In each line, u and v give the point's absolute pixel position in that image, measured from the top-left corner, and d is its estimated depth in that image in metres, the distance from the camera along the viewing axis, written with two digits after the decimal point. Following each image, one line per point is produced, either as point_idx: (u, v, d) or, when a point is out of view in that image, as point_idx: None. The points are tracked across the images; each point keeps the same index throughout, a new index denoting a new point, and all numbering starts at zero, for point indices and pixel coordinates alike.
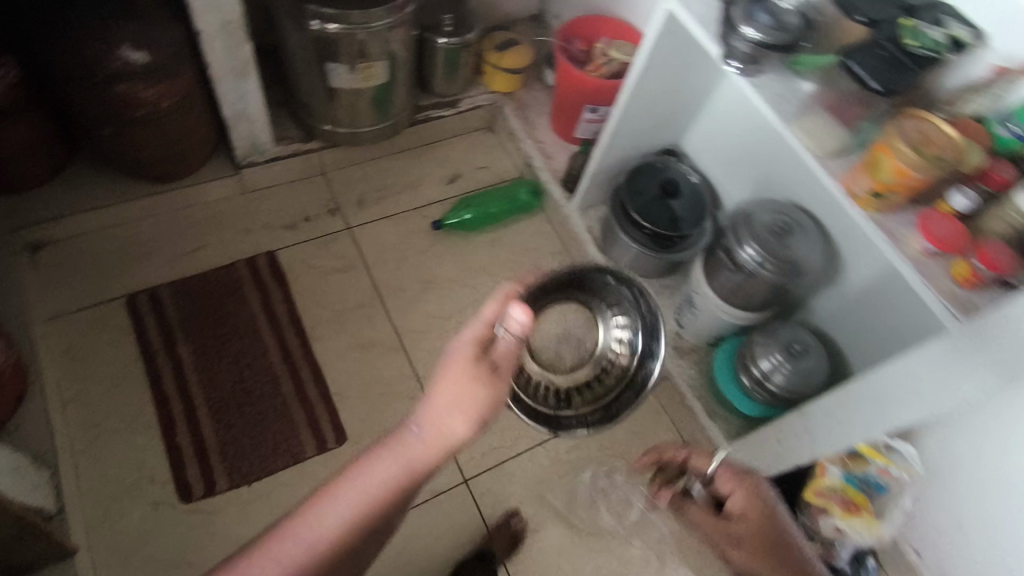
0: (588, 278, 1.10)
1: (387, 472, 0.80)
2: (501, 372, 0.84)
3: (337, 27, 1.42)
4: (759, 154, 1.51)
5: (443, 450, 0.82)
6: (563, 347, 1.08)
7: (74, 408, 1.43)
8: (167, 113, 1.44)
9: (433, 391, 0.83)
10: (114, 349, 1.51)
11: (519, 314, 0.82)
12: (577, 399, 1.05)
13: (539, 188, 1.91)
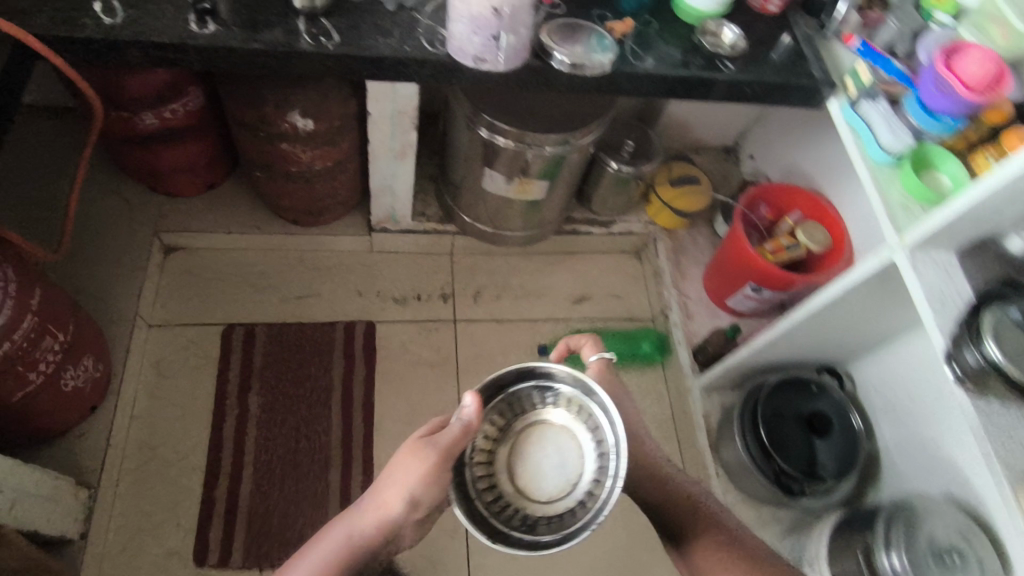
0: (523, 400, 0.86)
1: (339, 539, 0.87)
2: (446, 455, 0.80)
3: (507, 141, 1.31)
4: (947, 432, 1.20)
5: (385, 522, 0.87)
6: (546, 478, 0.81)
7: (137, 426, 1.43)
8: (318, 174, 1.41)
9: (384, 475, 0.88)
10: (197, 374, 1.51)
11: (468, 403, 0.80)
12: (544, 526, 0.78)
13: (666, 344, 1.70)
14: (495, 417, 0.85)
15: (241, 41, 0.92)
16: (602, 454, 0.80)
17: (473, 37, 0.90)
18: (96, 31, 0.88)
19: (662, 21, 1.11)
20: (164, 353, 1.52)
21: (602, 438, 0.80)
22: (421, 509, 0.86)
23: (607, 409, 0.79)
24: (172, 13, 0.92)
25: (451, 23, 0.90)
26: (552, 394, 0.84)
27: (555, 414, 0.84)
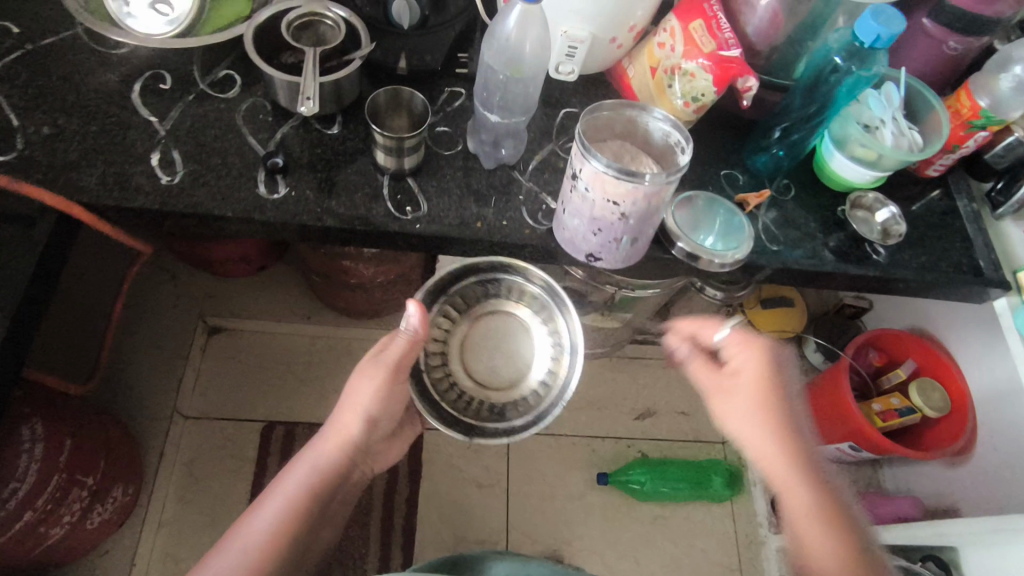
0: (464, 297, 0.86)
1: (302, 471, 0.81)
2: (395, 370, 0.79)
3: (593, 280, 1.16)
4: None
5: (345, 447, 0.83)
6: (506, 367, 0.87)
7: (164, 535, 1.32)
8: (379, 286, 1.28)
9: (340, 406, 0.84)
10: (231, 477, 1.38)
11: (412, 313, 0.77)
12: (513, 410, 0.83)
13: (739, 481, 1.54)
14: (444, 319, 0.86)
15: (316, 209, 0.78)
16: (554, 348, 0.85)
17: (591, 236, 0.74)
18: (151, 194, 0.76)
19: (801, 186, 0.93)
20: (197, 453, 1.39)
21: (556, 334, 0.85)
22: (377, 423, 0.86)
23: (569, 312, 0.83)
24: (239, 170, 0.79)
25: (566, 218, 0.76)
26: (492, 287, 0.86)
27: (488, 311, 0.89)
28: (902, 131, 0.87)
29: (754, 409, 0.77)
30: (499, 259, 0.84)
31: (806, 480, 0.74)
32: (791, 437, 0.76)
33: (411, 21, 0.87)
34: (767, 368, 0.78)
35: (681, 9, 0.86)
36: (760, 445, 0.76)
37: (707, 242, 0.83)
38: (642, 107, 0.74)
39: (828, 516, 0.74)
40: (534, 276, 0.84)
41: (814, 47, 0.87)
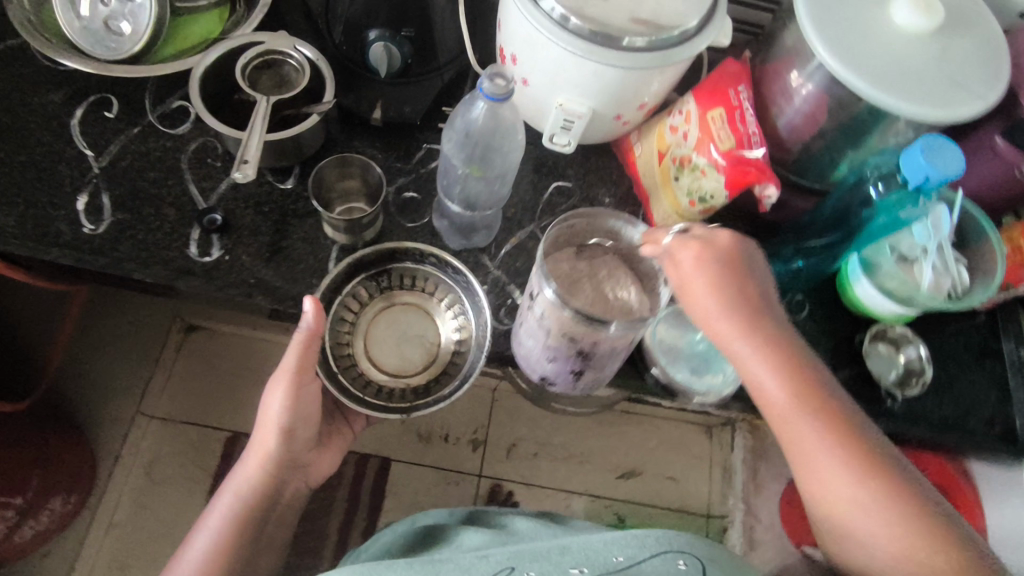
0: (358, 293, 0.74)
1: (228, 501, 0.72)
2: (300, 372, 0.66)
3: None
4: None
5: (267, 468, 0.72)
6: (420, 343, 0.75)
7: (112, 538, 1.28)
8: None
9: (255, 428, 0.72)
10: (187, 488, 1.33)
11: (306, 312, 0.62)
12: (438, 385, 0.72)
13: None
14: (336, 322, 0.73)
15: (249, 280, 0.70)
16: (460, 315, 0.75)
17: (546, 364, 0.65)
18: (69, 246, 0.68)
19: (818, 307, 0.80)
20: (159, 453, 1.34)
21: (454, 302, 0.75)
22: (297, 436, 0.73)
23: (471, 286, 0.72)
24: (172, 224, 0.71)
25: (520, 336, 0.67)
26: (384, 277, 0.75)
27: (385, 303, 0.76)
28: (946, 267, 0.73)
29: (715, 304, 0.59)
30: (382, 246, 0.73)
31: (783, 369, 0.57)
32: (758, 329, 0.58)
33: (390, 70, 0.75)
34: (714, 247, 0.60)
35: (701, 90, 0.73)
36: (733, 336, 0.58)
37: (698, 343, 0.75)
38: (626, 219, 0.64)
39: (820, 419, 0.57)
40: (429, 254, 0.73)
41: (855, 157, 0.73)
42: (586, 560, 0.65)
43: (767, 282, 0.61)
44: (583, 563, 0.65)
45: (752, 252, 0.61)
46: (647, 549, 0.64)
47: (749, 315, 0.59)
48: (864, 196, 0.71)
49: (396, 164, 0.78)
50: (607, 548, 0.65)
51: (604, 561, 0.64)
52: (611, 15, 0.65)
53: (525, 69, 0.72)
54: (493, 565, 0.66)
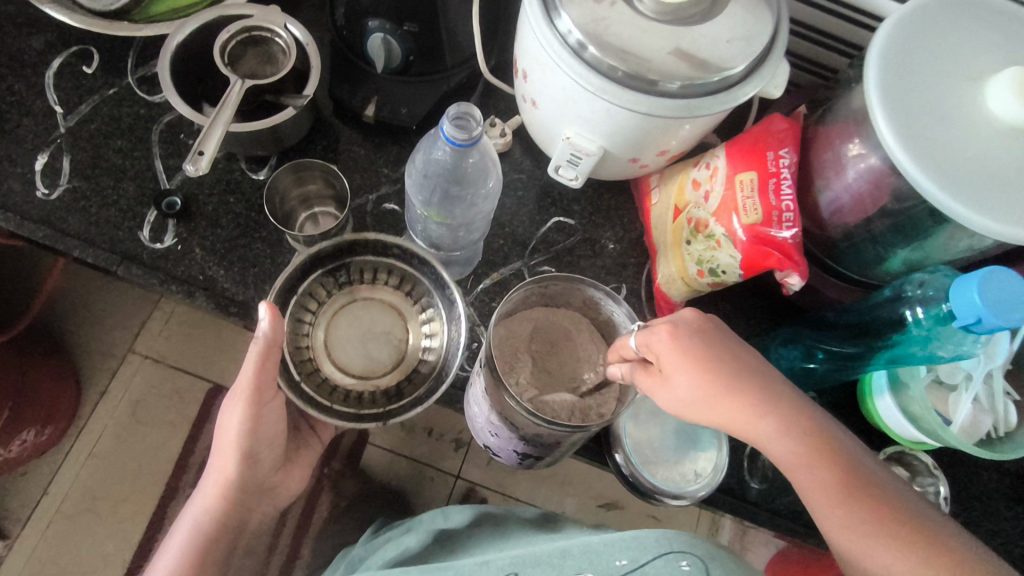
0: (316, 290, 0.64)
1: (183, 537, 0.59)
2: (259, 392, 0.55)
3: None
4: None
5: (228, 495, 0.59)
6: (387, 339, 0.66)
7: (86, 469, 1.17)
8: None
9: (211, 452, 0.60)
10: (164, 434, 1.21)
11: (262, 320, 0.52)
12: (410, 386, 0.63)
13: None
14: (294, 323, 0.63)
15: (196, 276, 0.65)
16: (429, 311, 0.65)
17: (489, 436, 0.61)
18: (17, 210, 0.64)
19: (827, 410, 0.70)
20: (147, 392, 1.21)
21: (423, 295, 0.66)
22: (262, 457, 0.60)
23: (443, 281, 0.61)
24: (128, 202, 0.66)
25: (467, 400, 0.62)
26: (345, 272, 0.65)
27: (349, 301, 0.66)
28: (990, 403, 0.61)
29: (695, 379, 0.50)
30: (341, 239, 0.61)
31: (793, 438, 0.48)
32: (754, 394, 0.49)
33: (388, 65, 0.66)
34: (688, 321, 0.52)
35: (738, 145, 0.62)
36: (725, 411, 0.49)
37: (682, 420, 0.70)
38: (607, 292, 0.59)
39: (843, 483, 0.46)
40: (394, 246, 0.62)
41: (910, 256, 0.61)
42: (587, 567, 0.48)
43: (753, 357, 0.52)
44: (587, 568, 0.48)
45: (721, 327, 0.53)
46: (652, 550, 0.46)
47: (737, 379, 0.50)
48: (896, 316, 0.58)
49: (384, 171, 0.71)
50: (608, 549, 0.48)
51: (605, 566, 0.47)
52: (646, 47, 0.54)
53: (535, 89, 0.62)
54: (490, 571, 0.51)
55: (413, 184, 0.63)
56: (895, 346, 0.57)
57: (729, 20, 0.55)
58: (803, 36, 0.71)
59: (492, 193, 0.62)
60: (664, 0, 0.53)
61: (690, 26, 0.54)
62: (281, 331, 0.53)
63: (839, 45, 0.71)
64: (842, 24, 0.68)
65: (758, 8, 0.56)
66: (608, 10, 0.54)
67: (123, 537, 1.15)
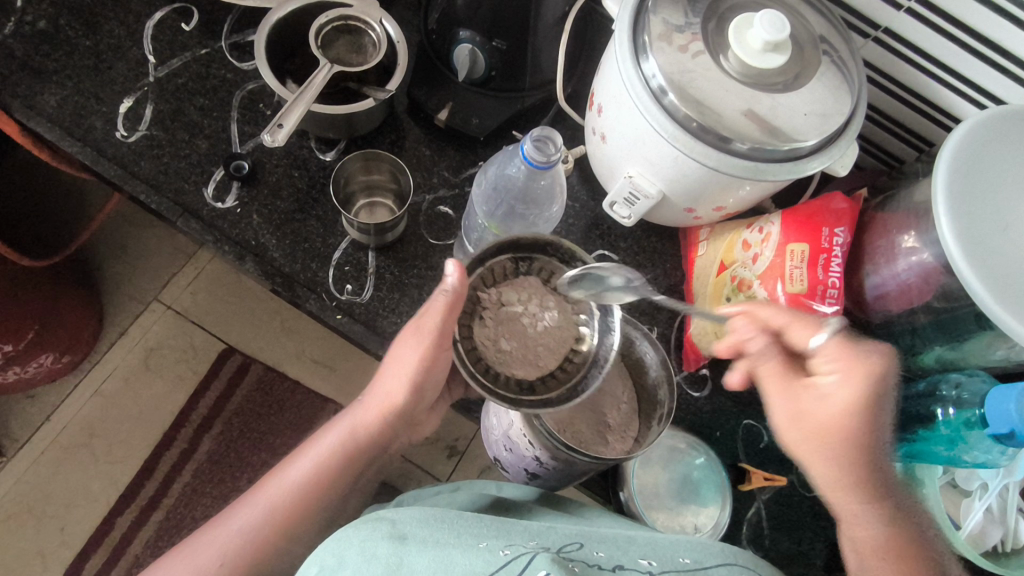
0: (492, 271, 0.58)
1: (330, 441, 0.55)
2: (440, 339, 0.52)
3: None
4: None
5: (391, 418, 0.55)
6: (548, 335, 0.57)
7: (90, 405, 1.18)
8: None
9: (381, 372, 0.56)
10: (172, 382, 1.22)
11: (449, 274, 0.51)
12: (545, 386, 0.56)
13: None
14: (472, 282, 0.57)
15: (249, 240, 0.67)
16: (582, 327, 0.58)
17: (502, 451, 0.62)
18: (95, 146, 0.67)
19: None
20: (164, 340, 1.23)
21: (584, 309, 0.58)
22: (427, 393, 0.56)
23: (611, 307, 0.56)
24: (199, 157, 0.68)
25: (487, 411, 0.64)
26: (523, 263, 0.58)
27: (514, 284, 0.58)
28: (1003, 516, 0.61)
29: (835, 412, 0.48)
30: (542, 233, 0.56)
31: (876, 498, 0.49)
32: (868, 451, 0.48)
33: (469, 76, 0.68)
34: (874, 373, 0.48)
35: (794, 214, 0.62)
36: (836, 480, 0.49)
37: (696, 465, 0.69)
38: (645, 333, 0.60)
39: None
40: (575, 258, 0.56)
41: (946, 354, 0.61)
42: (650, 553, 0.45)
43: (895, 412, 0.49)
44: (652, 556, 0.45)
45: (892, 380, 0.49)
46: (715, 557, 0.45)
47: (869, 454, 0.48)
48: (926, 412, 0.60)
49: (443, 174, 0.73)
50: (672, 547, 0.46)
51: (668, 559, 0.45)
52: (721, 106, 0.55)
53: (607, 124, 0.64)
54: (557, 536, 0.45)
55: (481, 194, 0.65)
56: (917, 441, 0.60)
57: (809, 94, 0.56)
58: (876, 120, 0.72)
59: (554, 217, 0.65)
60: (750, 63, 0.55)
61: (770, 92, 0.56)
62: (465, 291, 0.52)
63: (911, 136, 0.71)
64: (918, 117, 0.69)
65: (839, 88, 0.57)
66: (693, 63, 0.56)
67: (111, 478, 1.16)
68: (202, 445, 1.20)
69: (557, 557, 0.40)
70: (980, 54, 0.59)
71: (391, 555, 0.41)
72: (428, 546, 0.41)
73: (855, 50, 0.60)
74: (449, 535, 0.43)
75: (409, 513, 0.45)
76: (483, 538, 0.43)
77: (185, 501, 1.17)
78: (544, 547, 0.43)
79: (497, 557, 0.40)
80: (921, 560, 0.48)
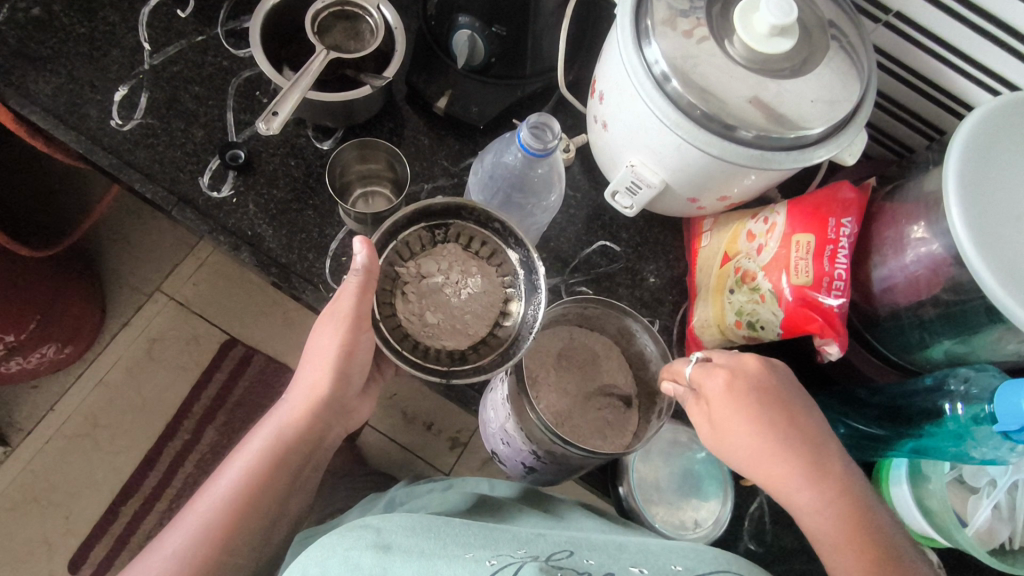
0: (411, 245, 0.58)
1: (259, 442, 0.58)
2: (359, 323, 0.53)
3: None
4: None
5: (317, 409, 0.58)
6: (472, 305, 0.58)
7: (92, 395, 1.19)
8: None
9: (304, 363, 0.58)
10: (174, 373, 1.22)
11: (357, 253, 0.50)
12: (476, 355, 0.57)
13: None
14: (388, 259, 0.57)
15: (245, 230, 0.66)
16: (508, 288, 0.58)
17: (499, 444, 0.61)
18: (90, 135, 0.66)
19: None
20: (166, 331, 1.23)
21: (506, 269, 0.59)
22: (353, 378, 0.59)
23: (533, 265, 0.56)
24: (194, 146, 0.67)
25: (484, 403, 0.63)
26: (443, 232, 0.58)
27: (435, 255, 0.59)
28: (1010, 513, 0.60)
29: (742, 424, 0.50)
30: (455, 198, 0.56)
31: (812, 487, 0.49)
32: (785, 441, 0.50)
33: (469, 63, 0.66)
34: (748, 374, 0.52)
35: (800, 204, 0.60)
36: (766, 476, 0.50)
37: (698, 461, 0.69)
38: (645, 325, 0.59)
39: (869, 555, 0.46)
40: (496, 221, 0.56)
41: (955, 348, 0.59)
42: (643, 561, 0.45)
43: (795, 403, 0.52)
44: (644, 564, 0.44)
45: (773, 379, 0.52)
46: (708, 564, 0.44)
47: (786, 443, 0.50)
48: (934, 407, 0.58)
49: (443, 164, 0.72)
50: (665, 554, 0.46)
51: (660, 567, 0.44)
52: (726, 92, 0.54)
53: (609, 112, 0.62)
54: (546, 545, 0.45)
55: (478, 182, 0.65)
56: (924, 436, 0.58)
57: (816, 80, 0.55)
58: (886, 108, 0.71)
59: (552, 207, 0.63)
60: (756, 48, 0.53)
61: (777, 79, 0.54)
62: (376, 266, 0.51)
63: (921, 124, 0.70)
64: (929, 104, 0.67)
65: (848, 74, 0.55)
66: (698, 48, 0.54)
67: (114, 468, 1.17)
68: (204, 435, 1.20)
69: (544, 568, 0.40)
70: (995, 39, 0.57)
71: (375, 565, 0.41)
72: (413, 556, 0.41)
73: (865, 34, 0.58)
74: (436, 546, 0.43)
75: (393, 521, 0.46)
76: (471, 548, 0.43)
77: (187, 492, 1.17)
78: (533, 556, 0.42)
79: (484, 567, 0.39)
80: (871, 530, 0.47)
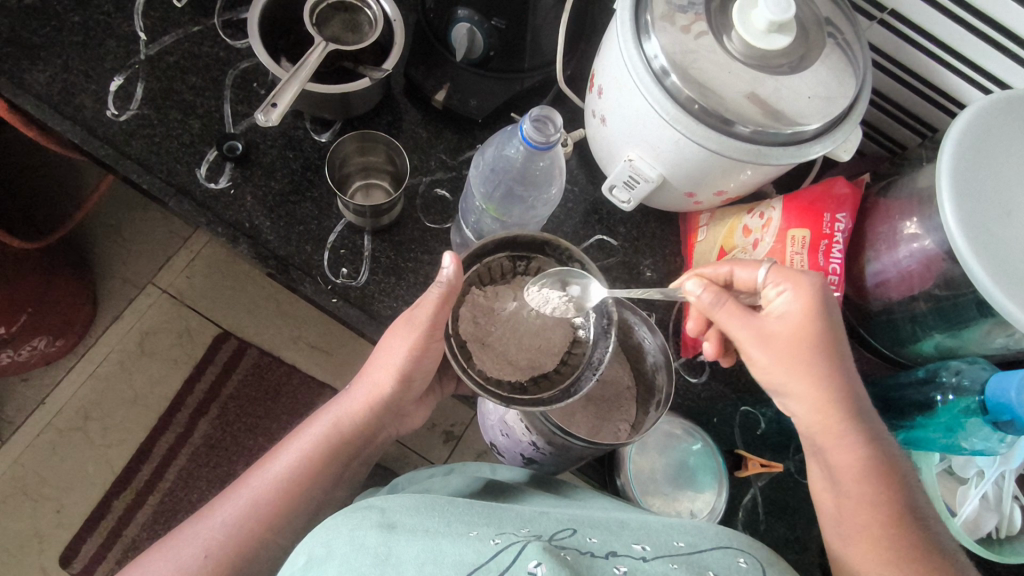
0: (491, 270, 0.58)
1: (317, 431, 0.58)
2: (433, 330, 0.54)
3: None
4: None
5: (376, 407, 0.58)
6: (540, 335, 0.58)
7: (85, 388, 1.18)
8: None
9: (370, 363, 0.59)
10: (166, 367, 1.21)
11: (445, 267, 0.51)
12: (539, 386, 0.57)
13: None
14: (469, 278, 0.57)
15: (243, 223, 0.66)
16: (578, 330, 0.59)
17: (498, 435, 0.63)
18: (85, 125, 0.65)
19: None
20: (158, 324, 1.22)
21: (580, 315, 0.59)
22: (414, 385, 0.59)
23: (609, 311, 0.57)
24: (191, 137, 0.67)
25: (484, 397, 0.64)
26: (524, 263, 0.59)
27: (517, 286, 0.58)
28: (998, 503, 0.61)
29: (798, 350, 0.48)
30: (542, 232, 0.56)
31: (851, 427, 0.48)
32: (837, 383, 0.49)
33: (467, 56, 0.66)
34: (821, 296, 0.49)
35: (797, 199, 0.61)
36: (812, 404, 0.49)
37: (691, 455, 0.69)
38: (643, 317, 0.59)
39: (885, 498, 0.48)
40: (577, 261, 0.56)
41: (946, 341, 0.60)
42: (643, 537, 0.46)
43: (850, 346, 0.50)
44: (645, 540, 0.45)
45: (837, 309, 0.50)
46: (709, 542, 0.46)
47: (838, 380, 0.49)
48: (926, 399, 0.59)
49: (441, 157, 0.72)
50: (666, 531, 0.47)
51: (662, 543, 0.45)
52: (724, 87, 0.54)
53: (608, 105, 0.62)
54: (548, 523, 0.46)
55: (479, 175, 0.65)
56: (915, 428, 0.60)
57: (813, 77, 0.55)
58: (880, 104, 0.71)
59: (552, 200, 0.64)
60: (754, 43, 0.53)
61: (775, 74, 0.54)
62: (459, 281, 0.53)
63: (913, 121, 0.71)
64: (920, 101, 0.68)
65: (844, 71, 0.56)
66: (696, 43, 0.55)
67: (106, 461, 1.16)
68: (197, 428, 1.20)
69: (548, 547, 0.40)
70: (986, 38, 0.58)
71: (380, 543, 0.40)
72: (418, 535, 0.41)
73: (860, 32, 0.58)
74: (440, 525, 0.43)
75: (398, 502, 0.46)
76: (473, 526, 0.43)
77: (180, 485, 1.17)
78: (536, 535, 0.43)
79: (489, 547, 0.40)
80: (893, 474, 0.49)
